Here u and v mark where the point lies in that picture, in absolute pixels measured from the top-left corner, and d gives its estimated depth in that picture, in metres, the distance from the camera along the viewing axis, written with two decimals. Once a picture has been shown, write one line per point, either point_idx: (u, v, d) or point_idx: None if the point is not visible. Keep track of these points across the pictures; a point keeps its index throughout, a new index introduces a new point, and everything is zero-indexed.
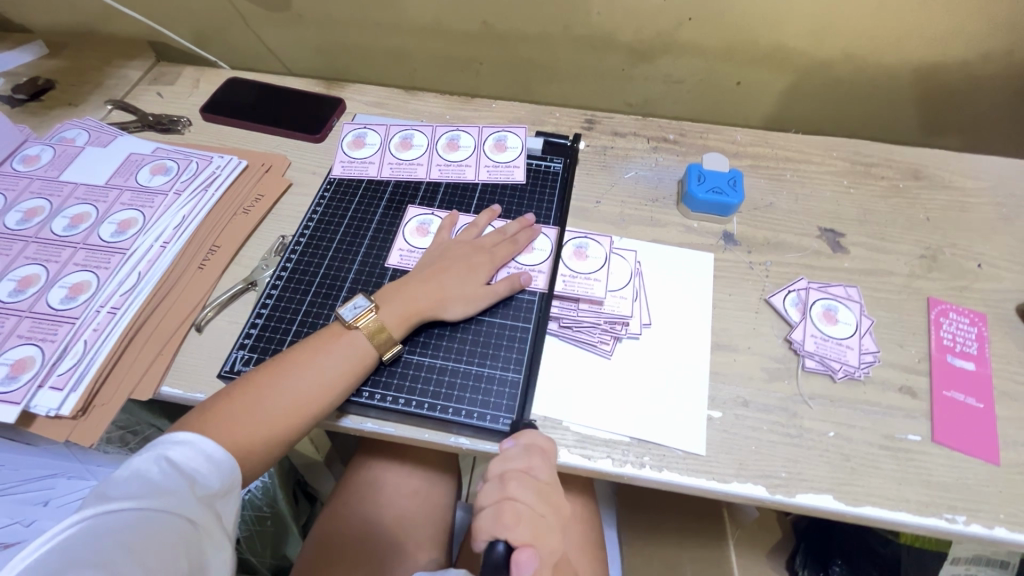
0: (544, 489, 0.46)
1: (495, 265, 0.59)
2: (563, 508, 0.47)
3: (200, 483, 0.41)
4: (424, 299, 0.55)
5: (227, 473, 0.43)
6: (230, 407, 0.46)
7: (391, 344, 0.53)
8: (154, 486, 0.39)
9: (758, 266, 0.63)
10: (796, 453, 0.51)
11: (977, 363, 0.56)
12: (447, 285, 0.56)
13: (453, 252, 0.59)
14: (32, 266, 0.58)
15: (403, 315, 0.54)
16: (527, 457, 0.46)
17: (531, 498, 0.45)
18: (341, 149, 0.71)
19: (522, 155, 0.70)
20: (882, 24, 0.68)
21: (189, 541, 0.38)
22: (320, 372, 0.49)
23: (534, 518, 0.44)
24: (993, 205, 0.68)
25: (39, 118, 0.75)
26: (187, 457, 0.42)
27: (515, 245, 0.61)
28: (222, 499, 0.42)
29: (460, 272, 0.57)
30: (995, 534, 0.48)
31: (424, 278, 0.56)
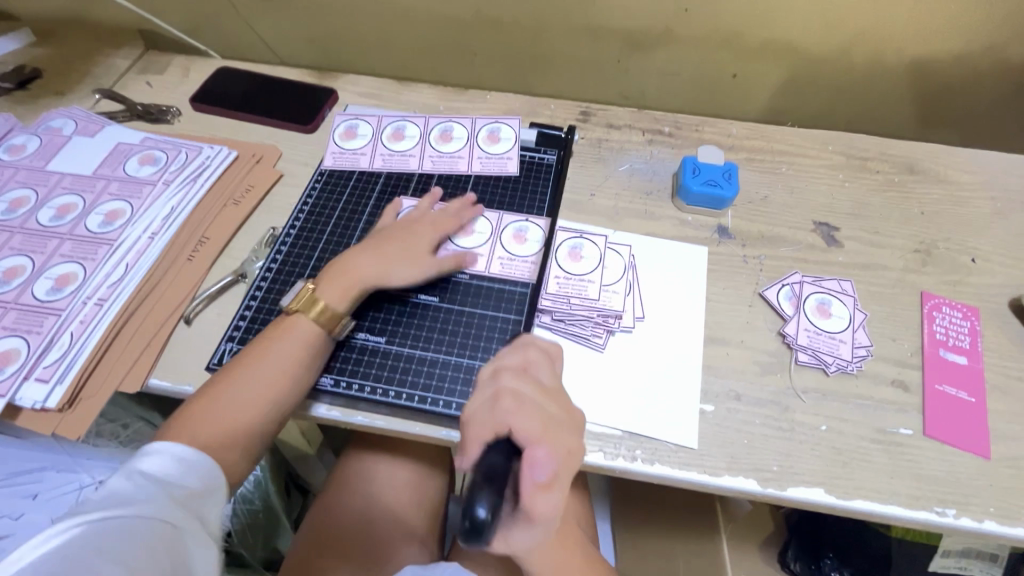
0: (547, 390, 0.41)
1: (438, 237, 0.59)
2: (575, 412, 0.42)
3: (178, 487, 0.41)
4: (364, 271, 0.55)
5: (205, 477, 0.44)
6: (196, 411, 0.47)
7: (337, 318, 0.52)
8: (133, 491, 0.38)
9: (752, 260, 0.62)
10: (788, 446, 0.51)
11: (969, 357, 0.56)
12: (387, 254, 0.56)
13: (397, 228, 0.59)
14: (18, 257, 0.57)
15: (344, 288, 0.53)
16: (523, 355, 0.44)
17: (535, 395, 0.40)
18: (332, 140, 0.70)
19: (515, 147, 0.69)
20: (878, 15, 0.68)
21: (176, 539, 0.37)
22: (281, 363, 0.50)
23: (537, 410, 0.39)
24: (987, 199, 0.68)
25: (25, 107, 0.74)
26: (158, 464, 0.42)
27: (457, 223, 0.61)
28: (203, 501, 0.42)
29: (408, 246, 0.57)
30: (985, 527, 0.48)
31: (366, 251, 0.56)
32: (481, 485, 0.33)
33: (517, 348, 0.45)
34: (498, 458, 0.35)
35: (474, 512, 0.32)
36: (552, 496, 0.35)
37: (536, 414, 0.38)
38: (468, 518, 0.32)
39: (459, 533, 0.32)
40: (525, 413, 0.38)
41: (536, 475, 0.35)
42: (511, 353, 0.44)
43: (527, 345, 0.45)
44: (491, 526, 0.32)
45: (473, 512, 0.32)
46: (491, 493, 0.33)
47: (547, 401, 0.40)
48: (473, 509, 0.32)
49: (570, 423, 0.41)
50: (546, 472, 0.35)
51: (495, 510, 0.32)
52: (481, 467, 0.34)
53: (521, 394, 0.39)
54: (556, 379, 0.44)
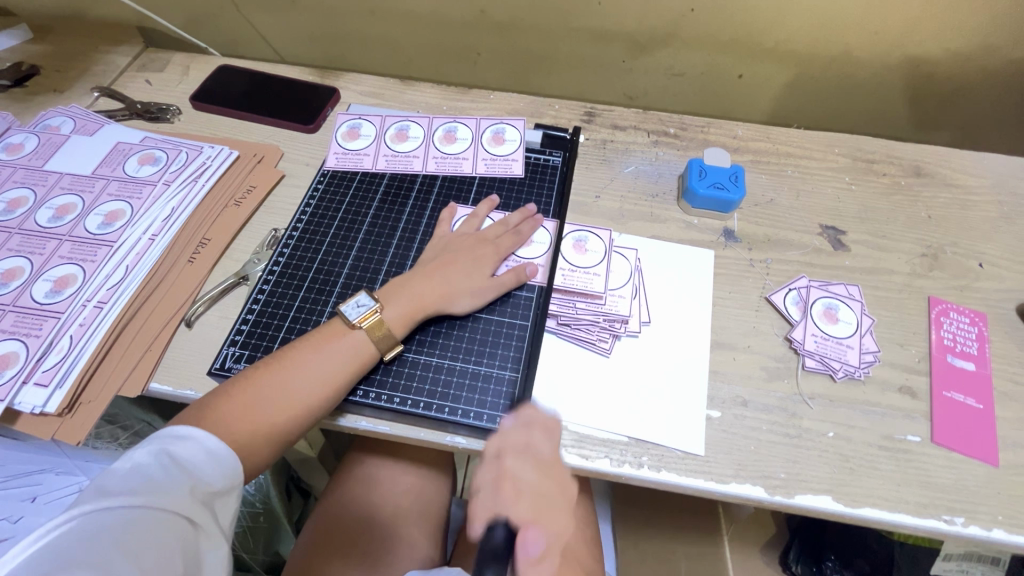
0: (546, 467, 0.43)
1: (499, 255, 0.58)
2: (569, 489, 0.45)
3: (201, 479, 0.40)
4: (429, 296, 0.54)
5: (229, 473, 0.42)
6: (230, 402, 0.45)
7: (393, 344, 0.52)
8: (153, 481, 0.38)
9: (758, 264, 0.62)
10: (795, 453, 0.50)
11: (976, 363, 0.56)
12: (453, 279, 0.55)
13: (457, 246, 0.58)
14: (16, 258, 0.57)
15: (408, 312, 0.53)
16: (526, 433, 0.45)
17: (535, 481, 0.42)
18: (335, 140, 0.69)
19: (520, 149, 0.69)
20: (887, 18, 0.67)
21: (187, 538, 0.37)
22: (320, 370, 0.48)
23: (537, 491, 0.41)
24: (995, 203, 0.67)
25: (22, 104, 0.73)
26: (188, 451, 0.41)
27: (519, 236, 0.60)
28: (221, 498, 0.41)
29: (467, 265, 0.56)
30: (992, 536, 0.47)
31: (427, 273, 0.55)
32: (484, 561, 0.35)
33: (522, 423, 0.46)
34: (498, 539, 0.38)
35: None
36: None
37: (533, 497, 0.40)
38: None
39: None
40: (525, 497, 0.40)
41: (530, 554, 0.37)
42: (516, 426, 0.46)
43: (531, 417, 0.47)
44: None
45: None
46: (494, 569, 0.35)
47: (544, 481, 0.42)
48: None
49: (563, 505, 0.43)
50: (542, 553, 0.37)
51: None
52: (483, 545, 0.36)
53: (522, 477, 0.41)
54: (554, 456, 0.46)
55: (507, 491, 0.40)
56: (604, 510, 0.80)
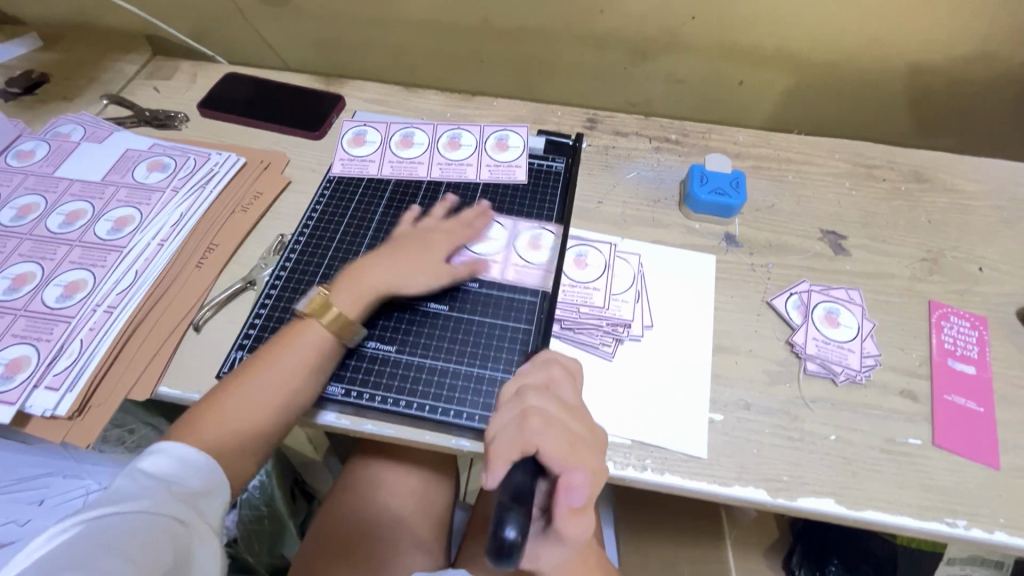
0: (571, 408, 0.43)
1: (453, 244, 0.59)
2: (599, 430, 0.44)
3: (180, 483, 0.41)
4: (375, 279, 0.55)
5: (208, 474, 0.43)
6: (207, 411, 0.47)
7: (349, 324, 0.52)
8: (129, 488, 0.39)
9: (760, 269, 0.62)
10: (798, 456, 0.51)
11: (977, 367, 0.56)
12: (405, 262, 0.56)
13: (410, 236, 0.59)
14: (27, 264, 0.57)
15: (359, 293, 0.54)
16: (546, 374, 0.46)
17: (554, 410, 0.42)
18: (341, 146, 0.70)
19: (523, 155, 0.69)
20: (885, 24, 0.68)
21: (174, 533, 0.37)
22: (288, 363, 0.49)
23: (564, 429, 0.41)
24: (995, 208, 0.68)
25: (33, 112, 0.74)
26: (161, 463, 0.42)
27: (471, 229, 0.61)
28: (203, 498, 0.42)
29: (414, 251, 0.57)
30: (994, 538, 0.48)
31: (380, 256, 0.56)
32: (510, 503, 0.35)
33: (540, 368, 0.47)
34: (523, 477, 0.38)
35: (504, 532, 0.33)
36: (585, 524, 0.38)
37: (560, 434, 0.40)
38: (498, 539, 0.33)
39: (488, 550, 0.33)
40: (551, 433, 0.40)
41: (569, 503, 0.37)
42: (534, 369, 0.47)
43: (550, 362, 0.47)
44: (522, 547, 0.33)
45: (502, 533, 0.33)
46: (520, 511, 0.35)
47: (571, 422, 0.42)
48: (503, 530, 0.33)
49: (594, 445, 0.42)
50: (580, 496, 0.38)
51: (524, 530, 0.34)
52: (509, 489, 0.36)
53: (546, 413, 0.41)
54: (579, 398, 0.46)
55: (532, 425, 0.40)
56: (607, 514, 0.80)
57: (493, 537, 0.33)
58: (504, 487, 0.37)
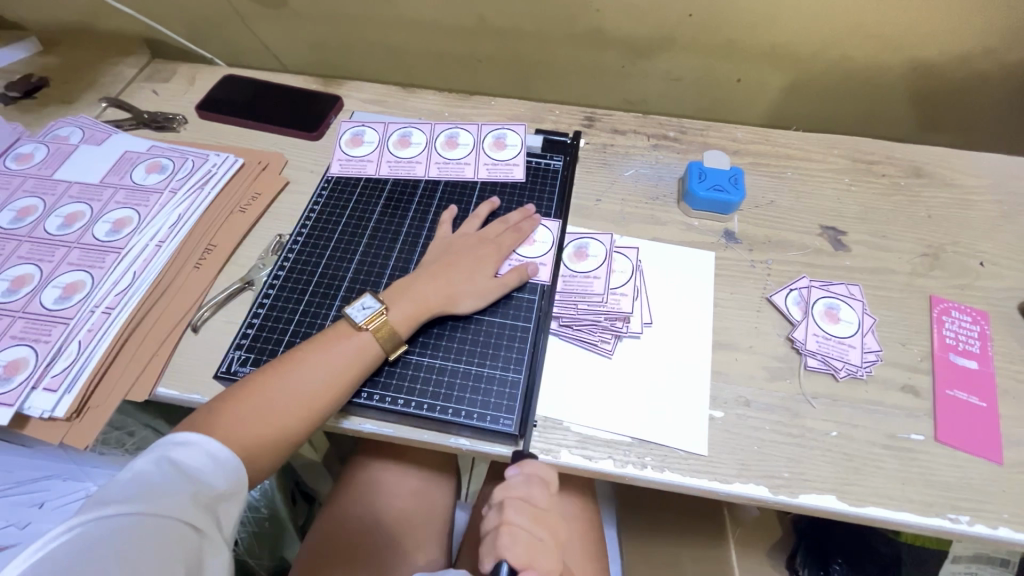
0: (543, 517, 0.47)
1: (501, 255, 0.59)
2: (563, 530, 0.49)
3: (205, 484, 0.41)
4: (432, 297, 0.54)
5: (233, 476, 0.43)
6: (238, 407, 0.46)
7: (398, 343, 0.52)
8: (153, 487, 0.38)
9: (759, 265, 0.62)
10: (799, 453, 0.50)
11: (979, 361, 0.56)
12: (455, 279, 0.56)
13: (460, 247, 0.59)
14: (26, 266, 0.57)
15: (411, 313, 0.53)
16: (526, 488, 0.47)
17: (526, 521, 0.46)
18: (339, 147, 0.70)
19: (521, 154, 0.69)
20: (881, 19, 0.68)
21: (188, 544, 0.37)
22: (326, 372, 0.49)
23: (532, 541, 0.46)
24: (994, 202, 0.68)
25: (32, 116, 0.75)
26: (193, 457, 0.41)
27: (519, 234, 0.61)
28: (224, 501, 0.42)
29: (468, 265, 0.57)
30: (998, 534, 0.47)
31: (428, 274, 0.56)
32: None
33: (522, 480, 0.48)
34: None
35: None
36: None
37: (529, 543, 0.45)
38: None
39: None
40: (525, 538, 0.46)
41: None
42: (517, 479, 0.47)
43: (533, 472, 0.48)
44: None
45: None
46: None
47: (540, 532, 0.46)
48: None
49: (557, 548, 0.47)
50: None
51: None
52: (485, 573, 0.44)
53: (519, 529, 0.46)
54: (552, 498, 0.49)
55: (505, 541, 0.45)
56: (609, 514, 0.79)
57: None
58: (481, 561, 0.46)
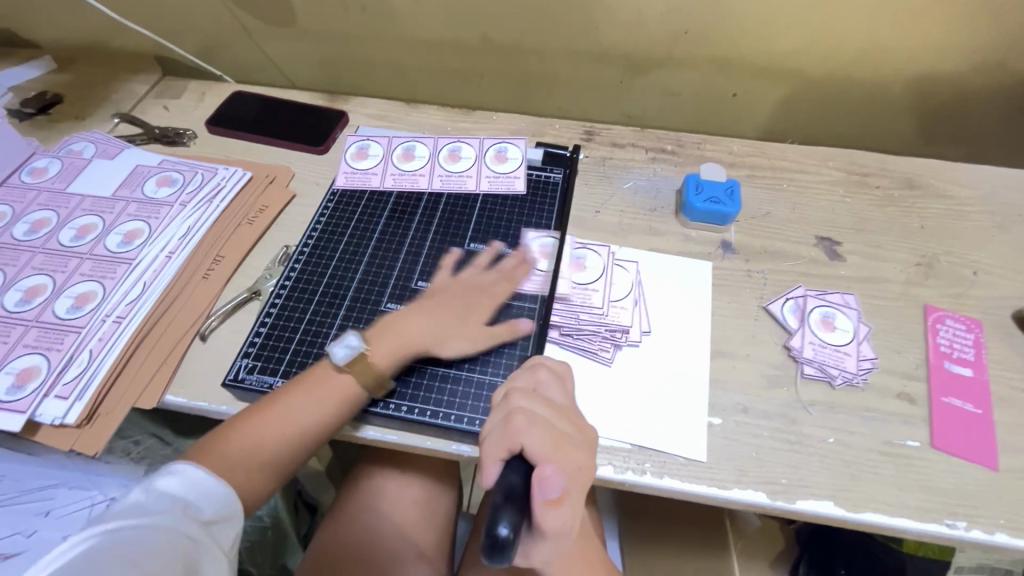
0: (560, 409, 0.44)
1: (496, 305, 0.59)
2: (588, 428, 0.45)
3: (199, 504, 0.43)
4: (418, 341, 0.55)
5: (224, 498, 0.45)
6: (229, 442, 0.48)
7: (381, 384, 0.52)
8: (150, 505, 0.41)
9: (756, 275, 0.63)
10: (797, 459, 0.51)
11: (974, 368, 0.57)
12: (441, 324, 0.56)
13: (454, 293, 0.59)
14: (39, 276, 0.59)
15: (395, 354, 0.54)
16: (532, 377, 0.47)
17: (542, 409, 0.43)
18: (345, 160, 0.72)
19: (521, 166, 0.71)
20: (872, 35, 0.70)
21: (185, 559, 0.39)
22: (313, 407, 0.50)
23: (549, 426, 0.42)
24: (988, 213, 0.69)
25: (47, 131, 0.77)
26: (187, 480, 0.44)
27: (513, 281, 0.61)
28: (218, 521, 0.44)
29: (459, 314, 0.57)
30: (995, 539, 0.48)
31: (416, 312, 0.57)
32: (498, 492, 0.37)
33: (525, 371, 0.48)
34: (514, 475, 0.38)
35: (497, 530, 0.34)
36: (563, 512, 0.37)
37: (546, 432, 0.41)
38: (490, 537, 0.33)
39: (482, 548, 0.33)
40: (537, 430, 0.41)
41: (546, 493, 0.37)
42: (522, 372, 0.48)
43: (537, 365, 0.48)
44: (514, 543, 0.34)
45: (495, 531, 0.34)
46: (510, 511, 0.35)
47: (558, 421, 0.43)
48: (496, 528, 0.34)
49: (582, 443, 0.44)
50: (556, 489, 0.37)
51: (516, 527, 0.34)
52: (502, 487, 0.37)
53: (533, 412, 0.43)
54: (568, 399, 0.46)
55: (517, 423, 0.41)
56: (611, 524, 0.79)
57: (486, 535, 0.34)
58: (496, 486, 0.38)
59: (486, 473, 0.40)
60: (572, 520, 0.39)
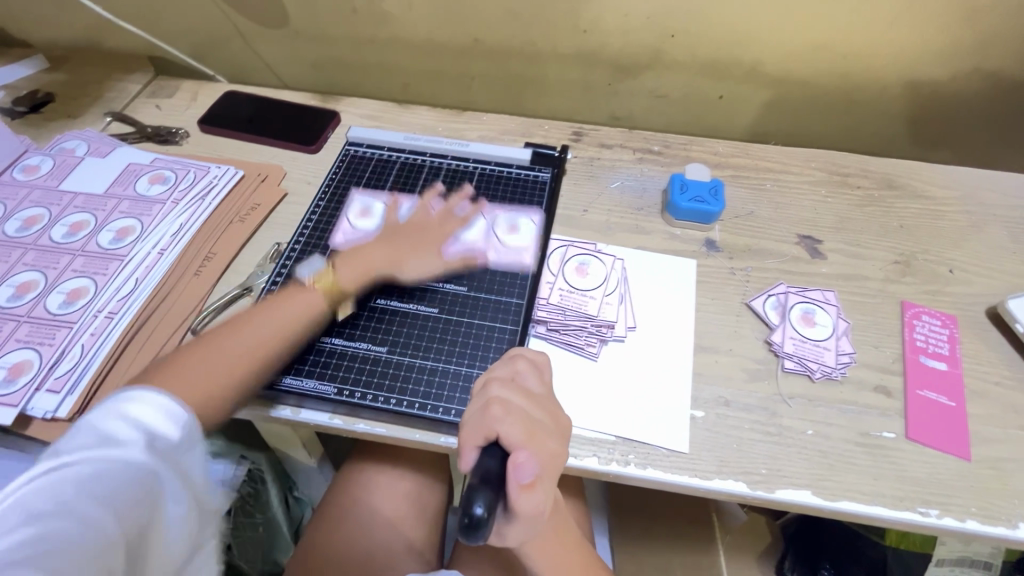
0: (536, 398, 0.45)
1: (447, 236, 0.64)
2: (563, 418, 0.46)
3: (163, 436, 0.36)
4: (375, 262, 0.60)
5: (189, 429, 0.38)
6: (193, 355, 0.50)
7: (343, 299, 0.58)
8: (103, 440, 0.34)
9: (739, 272, 0.65)
10: (776, 450, 0.52)
11: (948, 363, 0.58)
12: (400, 248, 0.61)
13: (410, 226, 0.64)
14: (31, 272, 0.59)
15: (358, 272, 0.60)
16: (511, 368, 0.48)
17: (519, 398, 0.44)
18: (345, 218, 0.67)
19: (534, 238, 0.66)
20: (852, 40, 0.72)
21: (151, 498, 0.33)
22: (282, 320, 0.54)
23: (525, 415, 0.43)
24: (964, 213, 0.71)
25: (39, 129, 0.77)
26: (145, 411, 0.37)
27: (463, 222, 0.65)
28: (191, 453, 0.37)
29: (412, 239, 0.63)
30: (967, 527, 0.49)
31: (377, 241, 0.62)
32: (476, 477, 0.38)
33: (506, 363, 0.49)
34: (491, 461, 0.39)
35: (473, 509, 0.35)
36: (535, 496, 0.39)
37: (521, 420, 0.42)
38: (466, 515, 0.35)
39: (458, 527, 0.34)
40: (513, 419, 0.42)
41: (520, 478, 0.39)
42: (502, 363, 0.49)
43: (516, 357, 0.49)
44: (488, 523, 0.35)
45: (471, 510, 0.35)
46: (486, 492, 0.36)
47: (534, 410, 0.44)
48: (471, 508, 0.35)
49: (555, 432, 0.45)
50: (529, 474, 0.38)
51: (491, 507, 0.35)
52: (478, 472, 0.39)
53: (510, 402, 0.44)
54: (545, 388, 0.48)
55: (494, 411, 0.42)
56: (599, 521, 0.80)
57: (462, 514, 0.35)
58: (473, 471, 0.39)
59: (464, 458, 0.41)
60: (545, 505, 0.40)
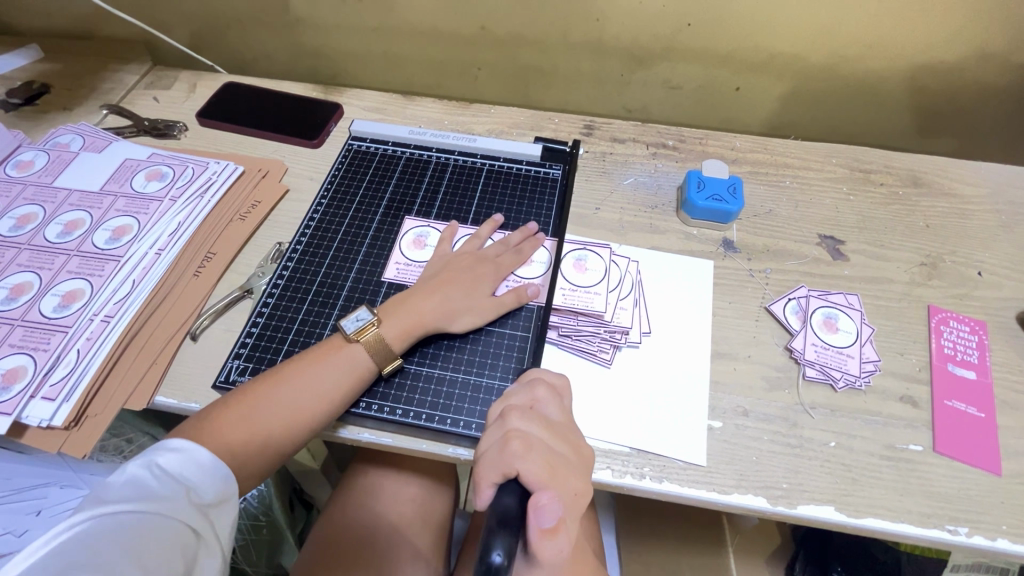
0: (556, 428, 0.43)
1: (498, 276, 0.58)
2: (585, 449, 0.44)
3: (197, 491, 0.41)
4: (427, 313, 0.54)
5: (221, 484, 0.42)
6: (230, 415, 0.46)
7: (390, 357, 0.52)
8: (147, 489, 0.39)
9: (758, 274, 0.62)
10: (797, 463, 0.50)
11: (977, 371, 0.56)
12: (454, 296, 0.55)
13: (457, 264, 0.58)
14: (25, 273, 0.57)
15: (405, 329, 0.53)
16: (530, 395, 0.46)
17: (538, 430, 0.42)
18: (397, 248, 0.63)
19: (605, 280, 0.59)
20: (879, 30, 0.68)
21: (185, 547, 0.38)
22: (317, 382, 0.49)
23: (545, 450, 0.41)
24: (993, 212, 0.68)
25: (34, 122, 0.75)
26: (178, 464, 0.41)
27: (519, 256, 0.60)
28: (217, 508, 0.42)
29: (464, 284, 0.56)
30: (996, 545, 0.47)
31: (427, 288, 0.56)
32: (494, 521, 0.36)
33: (524, 388, 0.47)
34: (510, 501, 0.38)
35: (490, 557, 0.34)
36: (558, 540, 0.37)
37: (541, 456, 0.40)
38: (484, 563, 0.34)
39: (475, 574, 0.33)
40: (534, 455, 0.40)
41: (540, 521, 0.37)
42: (520, 389, 0.46)
43: (535, 381, 0.47)
44: (508, 570, 0.34)
45: (489, 558, 0.34)
46: (504, 536, 0.35)
47: (554, 442, 0.42)
48: (489, 555, 0.34)
49: (577, 465, 0.43)
50: (551, 518, 0.37)
51: (510, 554, 0.34)
52: (496, 513, 0.37)
53: (529, 436, 0.42)
54: (565, 416, 0.45)
55: (513, 448, 0.40)
56: (609, 522, 0.79)
57: (479, 561, 0.34)
58: (492, 511, 0.38)
59: (481, 495, 0.40)
60: (567, 547, 0.38)
